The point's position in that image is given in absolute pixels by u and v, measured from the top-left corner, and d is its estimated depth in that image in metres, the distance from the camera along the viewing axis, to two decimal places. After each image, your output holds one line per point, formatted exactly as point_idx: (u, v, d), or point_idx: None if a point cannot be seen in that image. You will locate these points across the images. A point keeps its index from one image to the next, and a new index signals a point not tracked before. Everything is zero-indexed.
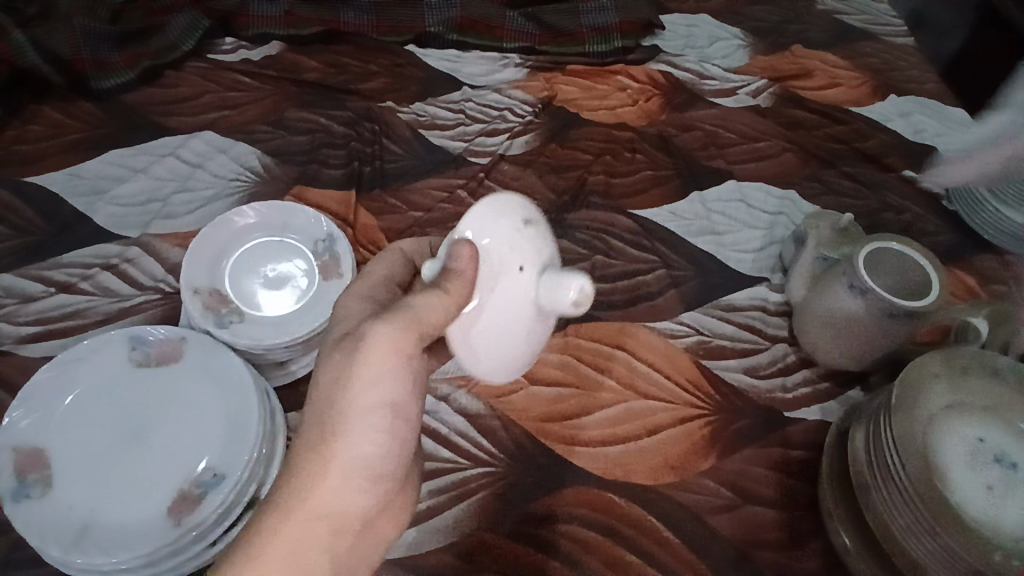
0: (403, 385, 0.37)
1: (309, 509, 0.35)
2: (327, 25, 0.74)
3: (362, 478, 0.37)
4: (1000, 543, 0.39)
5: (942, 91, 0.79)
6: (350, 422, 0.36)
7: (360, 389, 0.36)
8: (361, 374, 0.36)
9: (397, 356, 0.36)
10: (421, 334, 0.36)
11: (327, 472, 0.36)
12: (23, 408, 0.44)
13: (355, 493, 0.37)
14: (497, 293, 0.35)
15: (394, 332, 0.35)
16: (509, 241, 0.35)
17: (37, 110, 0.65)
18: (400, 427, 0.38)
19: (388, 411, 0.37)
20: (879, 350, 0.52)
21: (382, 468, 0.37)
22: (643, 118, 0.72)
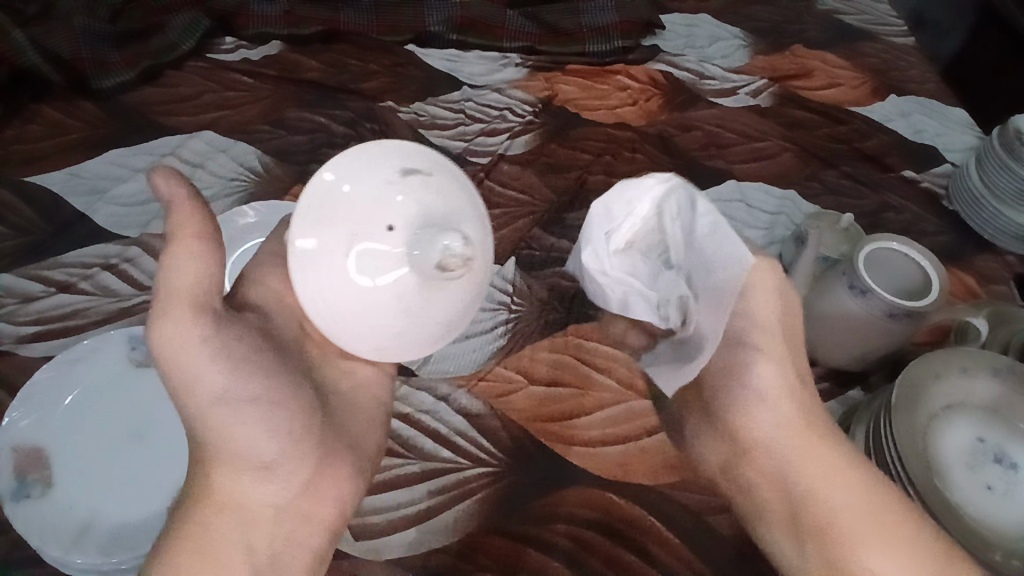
0: (240, 374, 0.37)
1: (214, 505, 0.37)
2: (327, 25, 0.74)
3: (253, 466, 0.37)
4: (1000, 544, 0.41)
5: (941, 91, 0.79)
6: (203, 417, 0.37)
7: (196, 387, 0.37)
8: (180, 379, 0.37)
9: (212, 347, 0.36)
10: (191, 305, 0.36)
11: (219, 470, 0.37)
12: (22, 409, 0.44)
13: (257, 484, 0.38)
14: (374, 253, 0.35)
15: (169, 324, 0.36)
16: (396, 200, 0.36)
17: (36, 110, 0.65)
18: (277, 414, 0.38)
19: (227, 398, 0.37)
20: (878, 349, 0.53)
21: (272, 454, 0.38)
22: (643, 118, 0.72)
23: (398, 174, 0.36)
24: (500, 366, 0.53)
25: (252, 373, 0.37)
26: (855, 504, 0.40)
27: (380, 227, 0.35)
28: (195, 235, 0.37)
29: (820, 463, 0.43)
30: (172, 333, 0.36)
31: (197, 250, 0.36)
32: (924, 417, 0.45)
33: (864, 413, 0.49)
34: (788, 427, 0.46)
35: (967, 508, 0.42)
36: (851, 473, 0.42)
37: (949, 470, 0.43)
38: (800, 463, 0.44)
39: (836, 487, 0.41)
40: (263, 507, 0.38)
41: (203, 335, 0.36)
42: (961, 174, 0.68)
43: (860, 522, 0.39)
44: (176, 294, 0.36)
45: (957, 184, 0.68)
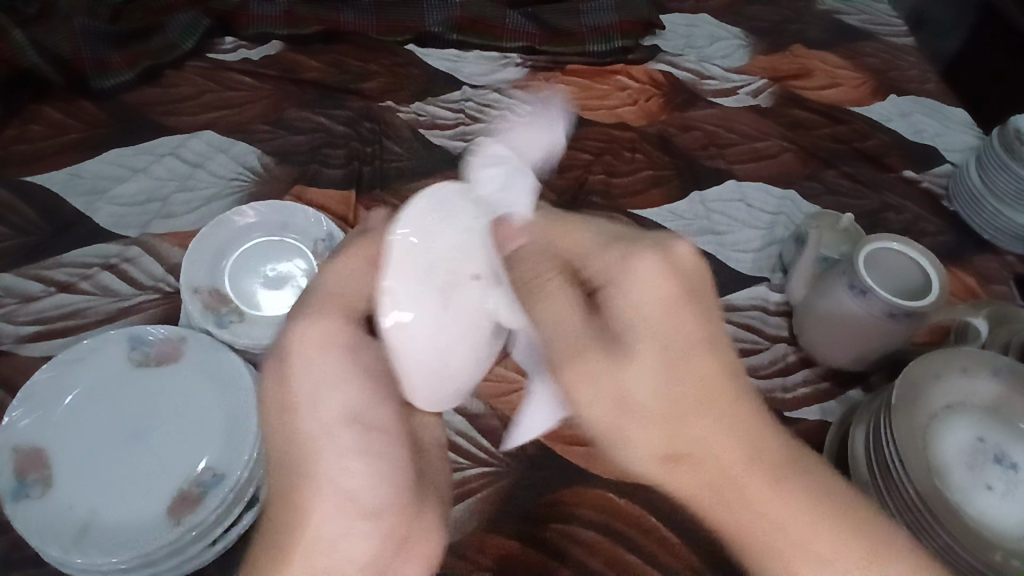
0: (371, 400, 0.37)
1: (302, 552, 0.34)
2: (327, 25, 0.74)
3: (355, 513, 0.35)
4: (1000, 544, 0.40)
5: (941, 92, 0.79)
6: (319, 446, 0.36)
7: (313, 408, 0.37)
8: (303, 395, 0.37)
9: (338, 366, 0.37)
10: (344, 315, 0.38)
11: (316, 502, 0.35)
12: (22, 408, 0.44)
13: (354, 537, 0.34)
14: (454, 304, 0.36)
15: (314, 329, 0.38)
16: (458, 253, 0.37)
17: (36, 110, 0.65)
18: (384, 449, 0.37)
19: (352, 424, 0.37)
20: (878, 349, 0.53)
21: (371, 501, 0.35)
22: (643, 118, 0.72)
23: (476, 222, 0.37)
24: None
25: (384, 402, 0.37)
26: (770, 502, 0.32)
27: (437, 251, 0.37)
28: (363, 254, 0.39)
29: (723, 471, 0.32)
30: (311, 338, 0.38)
31: (364, 268, 0.39)
32: (924, 417, 0.45)
33: (864, 412, 0.49)
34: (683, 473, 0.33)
35: (968, 508, 0.42)
36: (758, 479, 0.32)
37: (949, 470, 0.43)
38: (743, 482, 0.32)
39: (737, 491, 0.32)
40: (349, 565, 0.34)
41: (344, 345, 0.37)
42: (961, 174, 0.68)
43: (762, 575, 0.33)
44: (331, 305, 0.39)
45: (957, 184, 0.68)
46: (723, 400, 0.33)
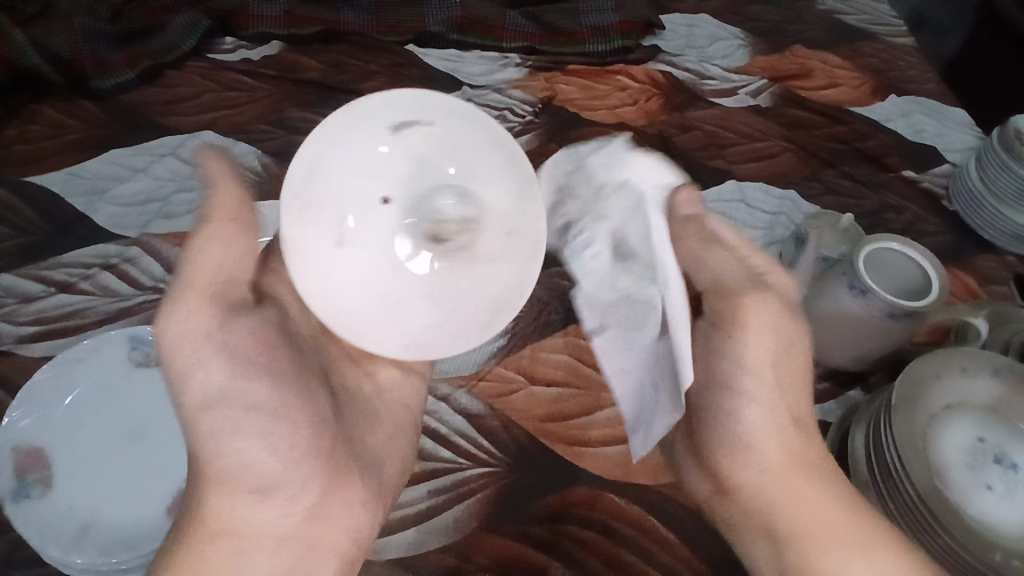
0: (243, 380, 0.36)
1: (209, 531, 0.36)
2: (327, 25, 0.74)
3: (245, 488, 0.36)
4: (1000, 544, 0.40)
5: (941, 92, 0.79)
6: (208, 430, 0.36)
7: (192, 388, 0.36)
8: (178, 374, 0.36)
9: (214, 346, 0.36)
10: (212, 302, 0.36)
11: (211, 487, 0.36)
12: (22, 408, 0.44)
13: (250, 507, 0.36)
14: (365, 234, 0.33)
15: (180, 319, 0.36)
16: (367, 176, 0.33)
17: (36, 110, 0.65)
18: (279, 428, 0.37)
19: (224, 403, 0.36)
20: (878, 349, 0.53)
21: (268, 473, 0.37)
22: (643, 118, 0.72)
23: (388, 131, 0.34)
24: (501, 366, 0.52)
25: (257, 377, 0.37)
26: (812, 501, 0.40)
27: (374, 201, 0.33)
28: (225, 217, 0.36)
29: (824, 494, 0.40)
30: (182, 319, 0.36)
31: (231, 234, 0.36)
32: (924, 417, 0.45)
33: (865, 412, 0.49)
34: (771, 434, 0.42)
35: (968, 508, 0.42)
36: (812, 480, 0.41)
37: (949, 470, 0.43)
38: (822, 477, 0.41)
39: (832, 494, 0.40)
40: (259, 531, 0.37)
41: (212, 328, 0.36)
42: (961, 174, 0.68)
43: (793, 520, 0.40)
44: (200, 284, 0.36)
45: (957, 184, 0.68)
46: (793, 386, 0.43)
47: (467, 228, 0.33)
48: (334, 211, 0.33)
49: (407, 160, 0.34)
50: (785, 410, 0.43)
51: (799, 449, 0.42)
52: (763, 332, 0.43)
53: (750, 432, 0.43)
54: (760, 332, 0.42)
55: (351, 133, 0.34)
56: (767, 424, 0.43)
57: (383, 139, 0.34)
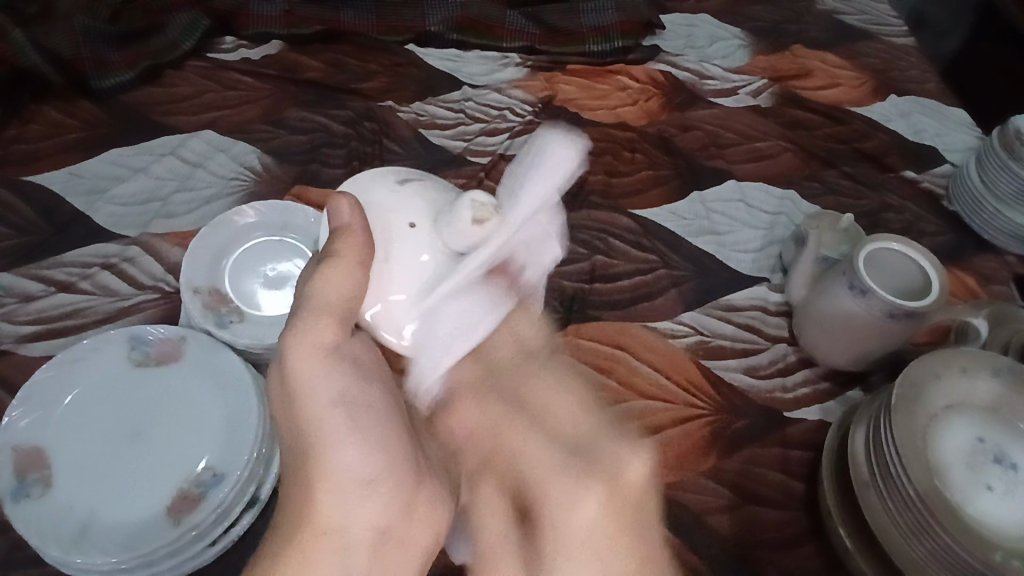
0: (360, 381, 0.36)
1: (314, 529, 0.34)
2: (327, 24, 0.74)
3: (354, 484, 0.35)
4: (1001, 544, 0.40)
5: (941, 92, 0.79)
6: (324, 431, 0.36)
7: (313, 391, 0.36)
8: (297, 380, 0.37)
9: (330, 354, 0.36)
10: (335, 317, 0.36)
11: (321, 484, 0.35)
12: (22, 408, 0.44)
13: (360, 506, 0.35)
14: (402, 256, 0.34)
15: (310, 329, 0.36)
16: (393, 207, 0.35)
17: (36, 110, 0.65)
18: (384, 424, 0.36)
19: (343, 405, 0.36)
20: (878, 349, 0.53)
21: (376, 471, 0.36)
22: (644, 118, 0.72)
23: (398, 183, 0.36)
24: None
25: (372, 379, 0.37)
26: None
27: (404, 226, 0.35)
28: (352, 258, 0.34)
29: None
30: (307, 335, 0.36)
31: (357, 276, 0.34)
32: (924, 417, 0.45)
33: (864, 412, 0.49)
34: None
35: (968, 508, 0.42)
36: None
37: (950, 470, 0.43)
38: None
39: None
40: (365, 533, 0.35)
41: (332, 345, 0.36)
42: (961, 174, 0.68)
43: None
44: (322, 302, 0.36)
45: (956, 184, 0.68)
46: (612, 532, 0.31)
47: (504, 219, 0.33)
48: (380, 234, 0.34)
49: (424, 200, 0.35)
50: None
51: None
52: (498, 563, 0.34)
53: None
54: (566, 504, 0.31)
55: (368, 183, 0.36)
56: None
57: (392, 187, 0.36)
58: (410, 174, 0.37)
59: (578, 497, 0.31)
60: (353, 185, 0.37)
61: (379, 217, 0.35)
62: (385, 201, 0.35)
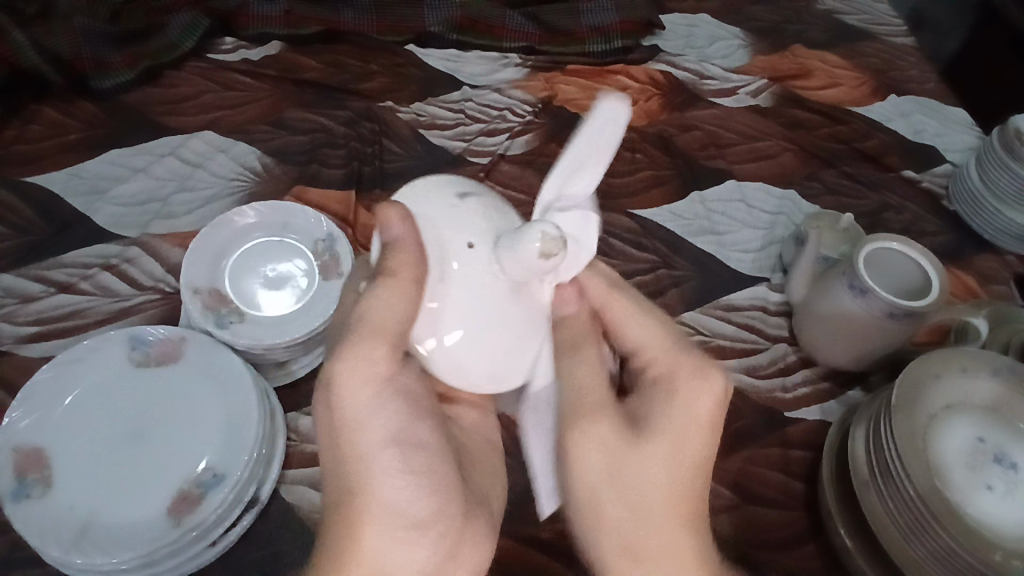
0: (411, 422, 0.37)
1: (360, 570, 0.35)
2: (327, 24, 0.74)
3: (402, 525, 0.36)
4: (1000, 545, 0.40)
5: (941, 91, 0.79)
6: (371, 469, 0.36)
7: (363, 429, 0.36)
8: (350, 414, 0.36)
9: (382, 389, 0.36)
10: (390, 344, 0.34)
11: (366, 523, 0.36)
12: (22, 408, 0.44)
13: (407, 545, 0.36)
14: (457, 279, 0.32)
15: (365, 352, 0.34)
16: (450, 223, 0.33)
17: (36, 110, 0.65)
18: (435, 469, 0.37)
19: (394, 445, 0.36)
20: (878, 349, 0.53)
21: (424, 513, 0.36)
22: (644, 118, 0.72)
23: (457, 198, 0.34)
24: None
25: (421, 420, 0.37)
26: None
27: (461, 247, 0.33)
28: (404, 279, 0.32)
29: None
30: (358, 364, 0.35)
31: (407, 293, 0.32)
32: (924, 417, 0.45)
33: (864, 412, 0.49)
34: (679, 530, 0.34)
35: (968, 508, 0.42)
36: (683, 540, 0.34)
37: (950, 470, 0.43)
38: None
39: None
40: (409, 574, 0.36)
41: (386, 377, 0.35)
42: (961, 173, 0.68)
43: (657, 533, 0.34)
44: (375, 326, 0.34)
45: (957, 183, 0.68)
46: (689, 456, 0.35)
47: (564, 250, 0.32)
48: (434, 253, 0.32)
49: (484, 220, 0.33)
50: (690, 493, 0.35)
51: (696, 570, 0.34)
52: (584, 435, 0.35)
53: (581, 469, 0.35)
54: (695, 387, 0.35)
55: (425, 195, 0.34)
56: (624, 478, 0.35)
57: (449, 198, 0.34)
58: (471, 187, 0.35)
59: (702, 386, 0.35)
60: (408, 198, 0.34)
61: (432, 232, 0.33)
62: (441, 215, 0.33)
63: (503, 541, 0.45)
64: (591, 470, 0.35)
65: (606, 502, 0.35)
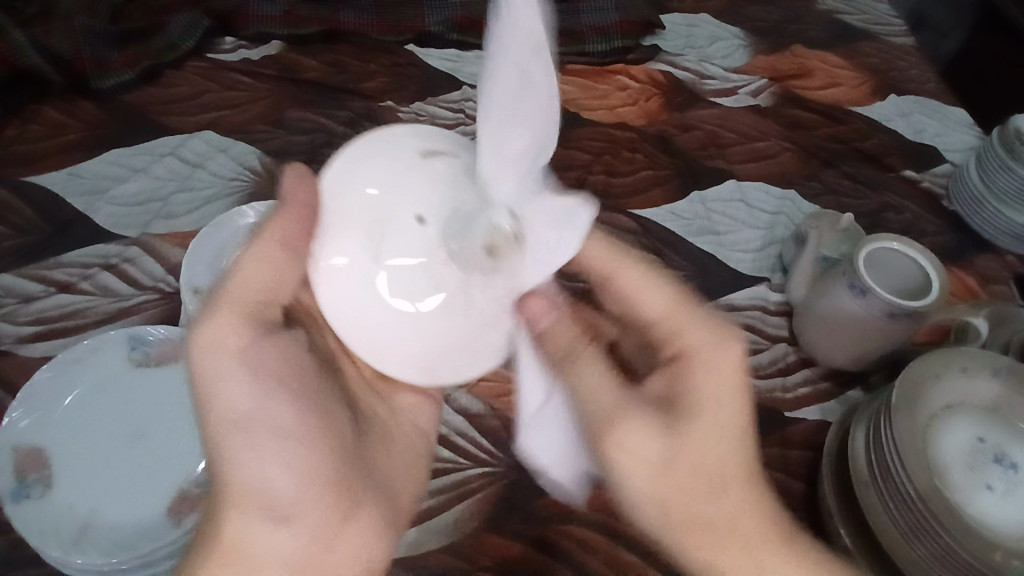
0: (272, 398, 0.35)
1: (222, 553, 0.34)
2: (327, 24, 0.74)
3: (264, 510, 0.35)
4: (1001, 544, 0.41)
5: (941, 91, 0.79)
6: (232, 446, 0.35)
7: (222, 404, 0.35)
8: (210, 392, 0.35)
9: (244, 363, 0.34)
10: (245, 311, 0.34)
11: (232, 505, 0.35)
12: (22, 408, 0.44)
13: (271, 532, 0.35)
14: (387, 253, 0.29)
15: (218, 330, 0.34)
16: (394, 185, 0.29)
17: (36, 110, 0.65)
18: (304, 451, 0.36)
19: (253, 423, 0.35)
20: (878, 349, 0.53)
21: (289, 497, 0.35)
22: (643, 118, 0.72)
23: (419, 155, 0.30)
24: None
25: (289, 400, 0.36)
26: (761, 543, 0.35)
27: (404, 217, 0.29)
28: (276, 237, 0.33)
29: (728, 503, 0.35)
30: (221, 335, 0.34)
31: (276, 255, 0.33)
32: (924, 417, 0.45)
33: (864, 412, 0.49)
34: (736, 440, 0.35)
35: (968, 508, 0.42)
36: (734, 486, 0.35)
37: (950, 470, 0.43)
38: (715, 496, 0.35)
39: (718, 509, 0.35)
40: (273, 560, 0.35)
41: (241, 350, 0.34)
42: (961, 173, 0.68)
43: (714, 477, 0.35)
44: (232, 297, 0.34)
45: (957, 183, 0.68)
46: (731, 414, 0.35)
47: (517, 251, 0.31)
48: (377, 220, 0.29)
49: (437, 182, 0.29)
50: (736, 426, 0.35)
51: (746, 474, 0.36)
52: (586, 379, 0.37)
53: (594, 417, 0.36)
54: (713, 356, 0.36)
55: (377, 145, 0.31)
56: (656, 445, 0.35)
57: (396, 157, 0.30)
58: (444, 144, 0.31)
59: (724, 348, 0.36)
60: (364, 144, 0.31)
61: (365, 197, 0.29)
62: (380, 177, 0.29)
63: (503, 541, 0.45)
64: (597, 428, 0.36)
65: (632, 449, 0.36)
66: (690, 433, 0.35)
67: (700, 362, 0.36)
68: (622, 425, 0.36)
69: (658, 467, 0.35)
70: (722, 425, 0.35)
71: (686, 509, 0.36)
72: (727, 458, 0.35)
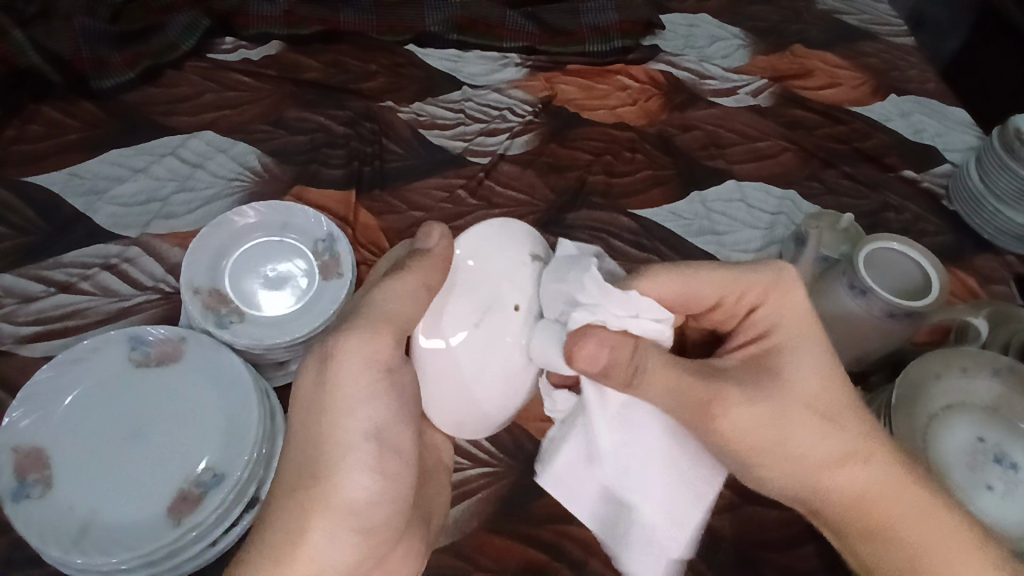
0: (397, 418, 0.39)
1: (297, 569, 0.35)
2: (327, 24, 0.74)
3: (349, 526, 0.37)
4: None
5: (942, 91, 0.79)
6: (341, 456, 0.37)
7: (346, 414, 0.37)
8: (338, 400, 0.37)
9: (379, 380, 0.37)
10: (395, 334, 0.37)
11: (321, 511, 0.36)
12: (22, 408, 0.44)
13: (341, 547, 0.37)
14: (483, 324, 0.37)
15: (365, 343, 0.37)
16: (501, 279, 0.37)
17: (36, 110, 0.65)
18: (398, 470, 0.39)
19: (375, 440, 0.38)
20: (878, 348, 0.53)
21: (375, 515, 0.38)
22: (643, 118, 0.72)
23: (529, 257, 0.38)
24: None
25: (405, 422, 0.39)
26: (855, 441, 0.38)
27: (507, 304, 0.37)
28: (422, 280, 0.37)
29: (844, 445, 0.37)
30: (358, 348, 0.37)
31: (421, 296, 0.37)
32: (925, 417, 0.45)
33: None
34: (809, 376, 0.38)
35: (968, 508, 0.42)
36: (842, 418, 0.38)
37: (950, 469, 0.44)
38: (846, 429, 0.38)
39: (825, 442, 0.38)
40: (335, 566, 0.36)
41: (385, 367, 0.37)
42: (961, 173, 0.68)
43: (831, 404, 0.38)
44: (387, 314, 0.37)
45: (957, 183, 0.68)
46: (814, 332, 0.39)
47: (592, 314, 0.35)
48: (487, 300, 0.37)
49: (532, 284, 0.38)
50: (824, 355, 0.39)
51: (845, 395, 0.38)
52: (658, 378, 0.35)
53: (689, 401, 0.36)
54: (781, 299, 0.39)
55: (507, 239, 0.38)
56: (755, 414, 0.37)
57: (517, 259, 0.38)
58: (540, 249, 0.39)
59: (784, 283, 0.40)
60: (498, 230, 0.39)
61: (483, 276, 0.37)
62: (500, 269, 0.37)
63: (505, 541, 0.45)
64: (699, 406, 0.36)
65: (735, 421, 0.36)
66: (780, 396, 0.37)
67: (775, 307, 0.39)
68: (721, 396, 0.36)
69: (759, 420, 0.37)
70: (818, 366, 0.38)
71: (801, 454, 0.37)
72: (832, 388, 0.38)
